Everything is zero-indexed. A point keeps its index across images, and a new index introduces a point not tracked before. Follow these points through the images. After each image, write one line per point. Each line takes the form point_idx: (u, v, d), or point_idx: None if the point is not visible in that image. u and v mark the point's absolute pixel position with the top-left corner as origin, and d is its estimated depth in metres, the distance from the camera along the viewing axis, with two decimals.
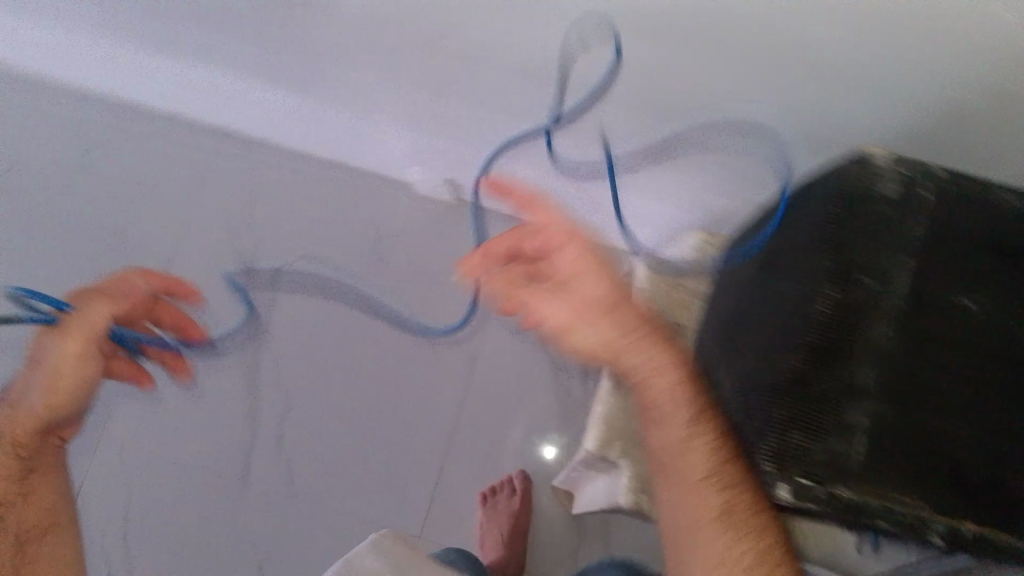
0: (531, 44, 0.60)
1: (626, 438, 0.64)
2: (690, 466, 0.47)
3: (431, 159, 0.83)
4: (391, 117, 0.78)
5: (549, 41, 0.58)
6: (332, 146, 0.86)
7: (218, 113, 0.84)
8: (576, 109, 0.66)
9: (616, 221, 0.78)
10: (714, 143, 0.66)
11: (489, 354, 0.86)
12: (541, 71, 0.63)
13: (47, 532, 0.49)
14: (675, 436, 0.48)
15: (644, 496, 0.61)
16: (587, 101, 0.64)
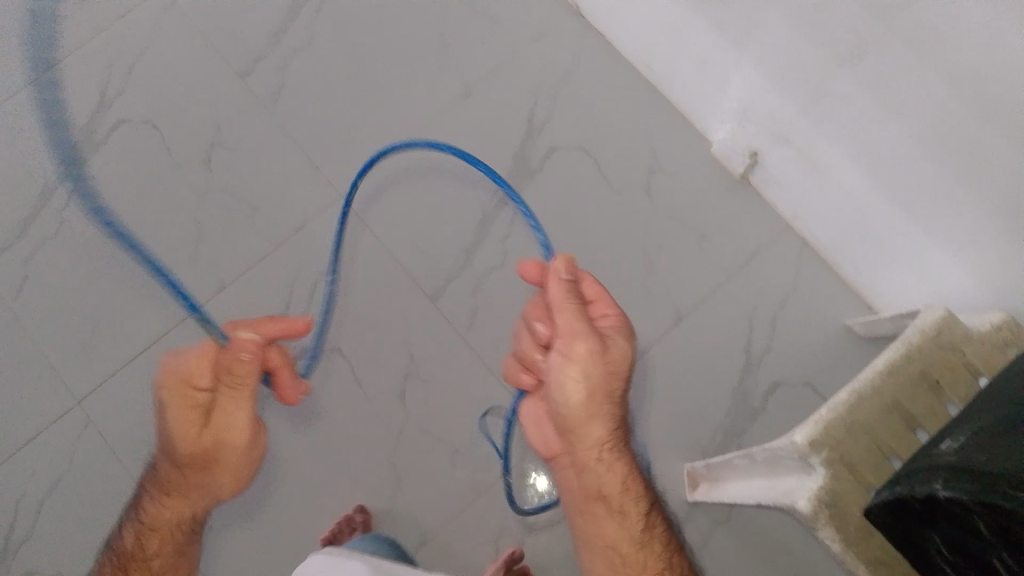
0: (865, 86, 0.66)
1: (839, 449, 0.62)
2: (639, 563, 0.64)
3: (737, 143, 0.90)
4: (713, 80, 0.86)
5: (869, 78, 0.65)
6: (665, 84, 0.96)
7: (588, 16, 0.99)
8: (865, 161, 0.73)
9: (881, 256, 0.82)
10: (977, 257, 0.68)
11: (693, 334, 0.90)
12: (833, 86, 0.69)
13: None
14: (625, 528, 0.65)
15: (826, 513, 0.61)
16: (881, 145, 0.70)
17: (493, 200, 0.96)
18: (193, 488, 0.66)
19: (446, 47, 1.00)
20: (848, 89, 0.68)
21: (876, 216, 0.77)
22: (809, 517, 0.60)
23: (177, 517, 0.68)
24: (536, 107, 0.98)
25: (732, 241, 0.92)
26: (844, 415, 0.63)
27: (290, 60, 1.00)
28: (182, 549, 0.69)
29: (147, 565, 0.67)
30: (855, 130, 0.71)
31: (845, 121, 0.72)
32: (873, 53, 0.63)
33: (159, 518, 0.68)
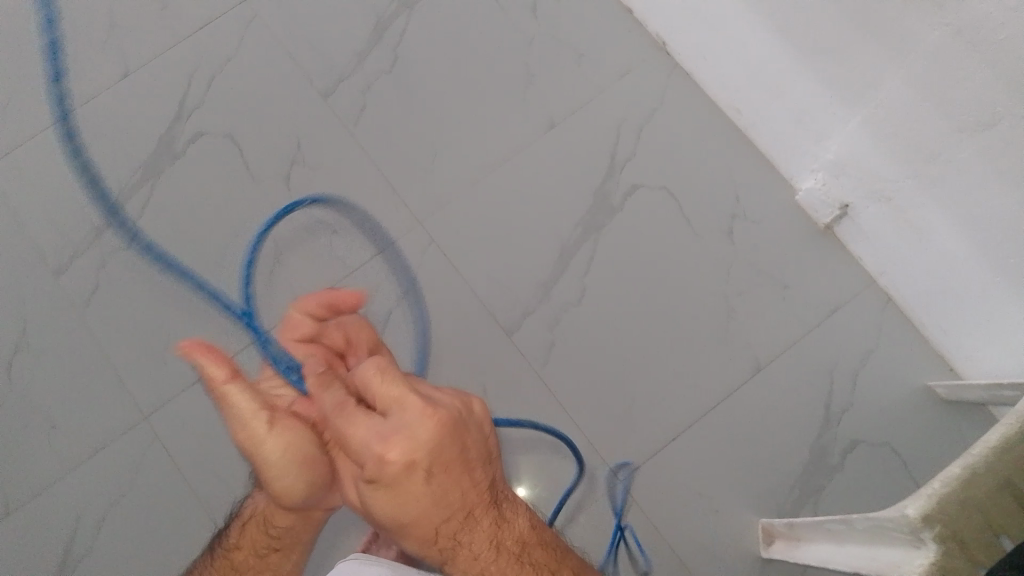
0: (987, 155, 0.65)
1: (947, 525, 0.58)
2: None
3: (825, 194, 0.89)
4: (812, 129, 0.85)
5: (992, 149, 0.65)
6: (750, 130, 0.95)
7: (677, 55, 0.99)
8: (974, 228, 0.72)
9: (971, 324, 0.81)
10: None
11: (772, 384, 0.90)
12: (950, 151, 0.69)
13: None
14: None
15: None
16: (996, 215, 0.69)
17: (573, 235, 0.95)
18: (281, 518, 0.67)
19: (531, 77, 0.99)
20: (967, 158, 0.68)
21: (973, 285, 0.77)
22: None
23: (264, 531, 0.69)
24: (619, 143, 0.97)
25: (813, 294, 0.92)
26: (948, 491, 0.59)
27: (372, 81, 1.00)
28: (261, 557, 0.69)
29: (240, 556, 0.70)
30: (968, 196, 0.71)
31: (958, 188, 0.71)
32: (1002, 127, 0.63)
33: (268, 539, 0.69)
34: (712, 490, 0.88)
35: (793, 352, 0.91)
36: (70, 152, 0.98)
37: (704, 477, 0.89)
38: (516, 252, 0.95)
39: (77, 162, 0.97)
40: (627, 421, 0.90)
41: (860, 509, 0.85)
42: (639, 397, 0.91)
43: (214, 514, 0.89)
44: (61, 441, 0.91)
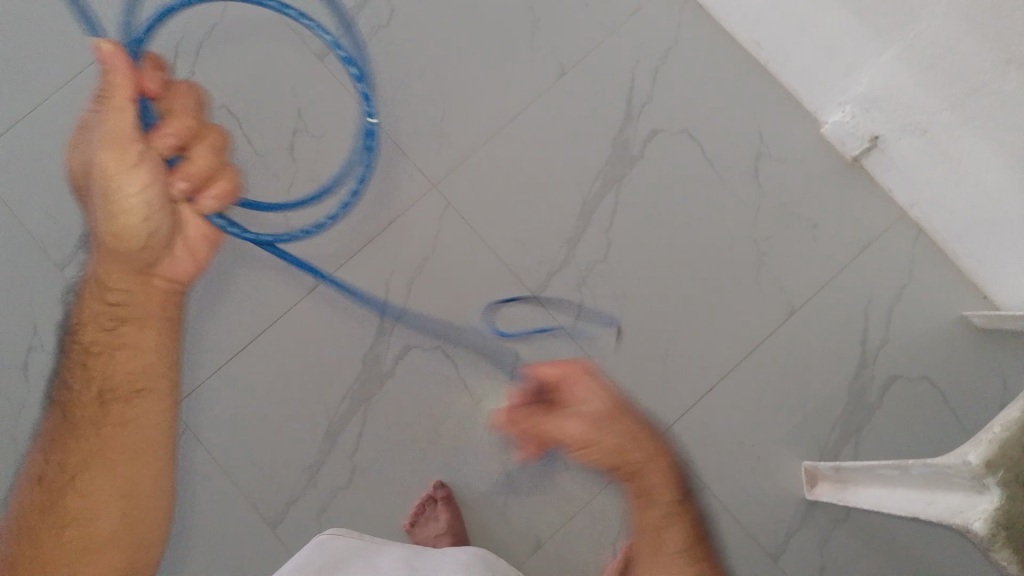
0: None
1: (1016, 469, 0.53)
2: (668, 551, 0.74)
3: (852, 126, 0.87)
4: (845, 58, 0.81)
5: None
6: (774, 62, 0.91)
7: None
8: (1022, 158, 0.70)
9: (1015, 254, 0.79)
10: None
11: (807, 327, 0.90)
12: (992, 79, 0.66)
13: (136, 395, 0.71)
14: (658, 528, 0.76)
15: (1007, 536, 0.52)
16: None
17: (594, 188, 0.92)
18: (118, 280, 0.72)
19: (538, 23, 0.94)
20: (1014, 87, 0.65)
21: (1016, 216, 0.75)
22: (984, 538, 0.52)
23: (103, 302, 0.72)
24: (636, 87, 0.93)
25: (841, 233, 0.91)
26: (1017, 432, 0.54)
27: (370, 37, 0.94)
28: (109, 331, 0.71)
29: (83, 336, 0.71)
30: (1016, 124, 0.68)
31: (1003, 116, 0.68)
32: None
33: (95, 337, 0.71)
34: (758, 435, 0.89)
35: (829, 290, 0.90)
36: (57, 137, 0.93)
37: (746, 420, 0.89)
38: (539, 207, 0.91)
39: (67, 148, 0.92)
40: (666, 370, 0.89)
41: (897, 441, 0.87)
42: (679, 346, 0.90)
43: (256, 498, 0.88)
44: None
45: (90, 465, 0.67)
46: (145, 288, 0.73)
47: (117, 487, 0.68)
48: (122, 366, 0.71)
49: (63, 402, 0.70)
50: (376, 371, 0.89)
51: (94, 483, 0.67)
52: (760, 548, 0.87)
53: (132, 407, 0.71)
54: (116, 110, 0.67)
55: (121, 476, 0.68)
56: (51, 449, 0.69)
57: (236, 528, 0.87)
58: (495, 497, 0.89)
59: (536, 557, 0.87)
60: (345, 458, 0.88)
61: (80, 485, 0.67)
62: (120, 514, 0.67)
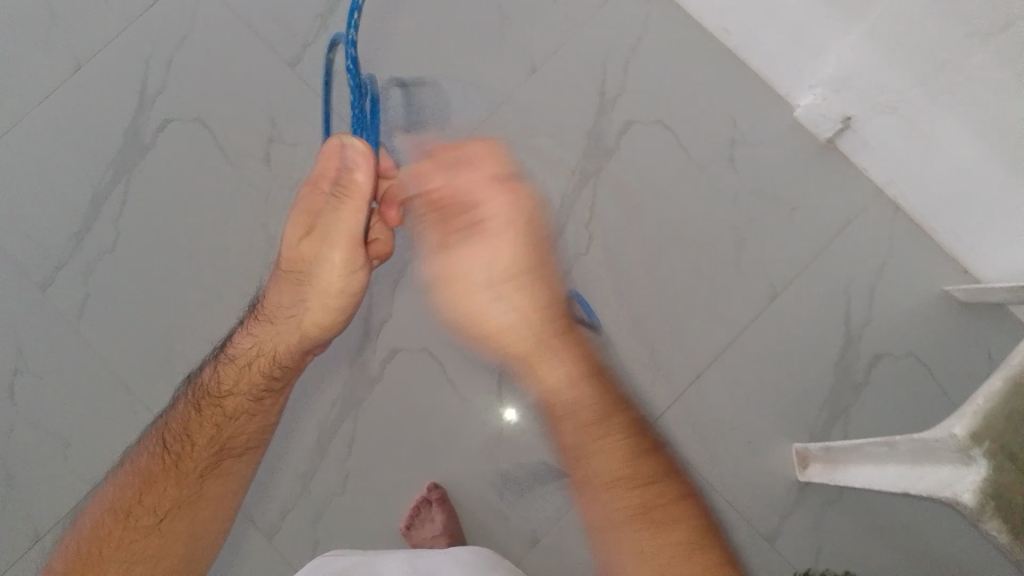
0: (999, 53, 0.63)
1: (1000, 440, 0.53)
2: (608, 465, 0.75)
3: (824, 108, 0.87)
4: (814, 40, 0.82)
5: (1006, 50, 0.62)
6: (744, 48, 0.92)
7: None
8: (994, 132, 0.70)
9: (992, 227, 0.80)
10: None
11: (790, 309, 0.90)
12: (958, 54, 0.67)
13: (237, 455, 0.67)
14: (612, 448, 0.76)
15: (995, 507, 0.52)
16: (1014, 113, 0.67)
17: (572, 183, 0.92)
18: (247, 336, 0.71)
19: (507, 20, 0.94)
20: (979, 61, 0.65)
21: (990, 188, 0.76)
22: (972, 510, 0.52)
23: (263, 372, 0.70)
24: (608, 80, 0.93)
25: (819, 214, 0.91)
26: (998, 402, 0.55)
27: (341, 42, 0.93)
28: (257, 400, 0.70)
29: (230, 402, 0.69)
30: (984, 97, 0.68)
31: (971, 90, 0.69)
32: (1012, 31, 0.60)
33: (243, 400, 0.69)
34: (748, 420, 0.89)
35: (811, 271, 0.91)
36: (32, 159, 0.92)
37: (735, 406, 0.89)
38: None
39: (41, 168, 0.92)
40: (653, 360, 0.90)
41: (885, 419, 0.88)
42: (665, 335, 0.90)
43: (249, 510, 0.87)
44: (79, 460, 0.88)
45: (197, 500, 0.63)
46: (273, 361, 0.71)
47: (198, 522, 0.62)
48: (236, 433, 0.67)
49: (170, 444, 0.66)
50: (364, 377, 0.89)
51: (203, 510, 0.63)
52: (756, 532, 0.87)
53: (241, 462, 0.67)
54: (348, 211, 0.68)
55: (198, 528, 0.62)
56: (144, 489, 0.63)
57: (231, 541, 0.87)
58: (489, 496, 0.89)
59: (533, 554, 0.87)
60: (337, 466, 0.88)
61: (181, 513, 0.62)
62: (189, 549, 0.61)
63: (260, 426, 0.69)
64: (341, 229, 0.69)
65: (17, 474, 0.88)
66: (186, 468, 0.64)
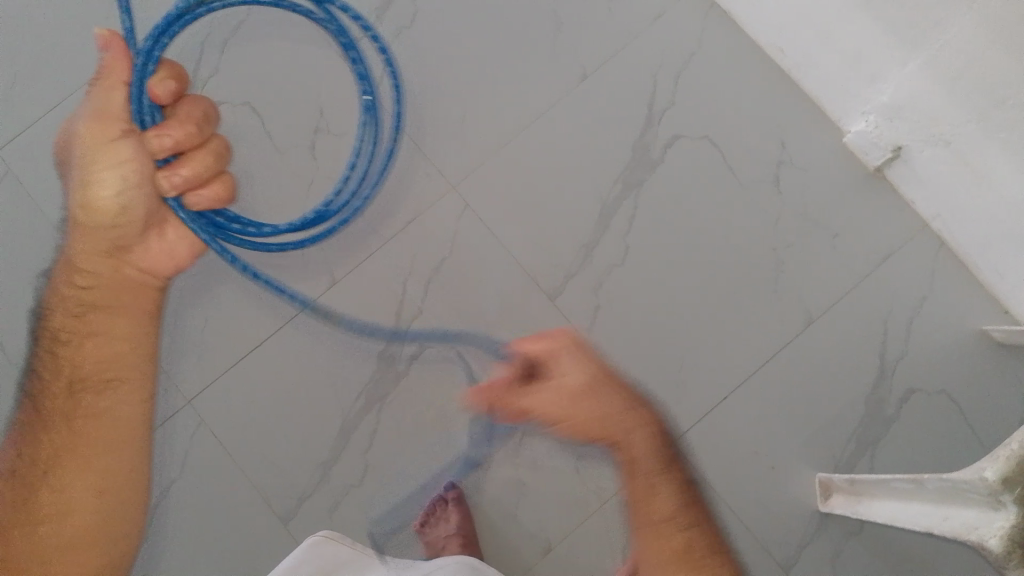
0: None
1: None
2: (659, 507, 0.71)
3: (872, 136, 0.86)
4: (869, 66, 0.81)
5: None
6: (795, 69, 0.91)
7: None
8: None
9: None
10: None
11: (824, 336, 0.89)
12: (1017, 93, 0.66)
13: (119, 380, 0.67)
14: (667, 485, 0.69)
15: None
16: None
17: (613, 193, 0.91)
18: (90, 260, 0.67)
19: (560, 26, 0.94)
20: None
21: None
22: (999, 557, 0.51)
23: (71, 286, 0.67)
24: (657, 92, 0.93)
25: (861, 243, 0.90)
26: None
27: (394, 36, 0.94)
28: (76, 317, 0.67)
29: (52, 321, 0.67)
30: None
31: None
32: None
33: (62, 322, 0.67)
34: (772, 446, 0.88)
35: (849, 300, 0.89)
36: None
37: (759, 430, 0.88)
38: (557, 210, 0.91)
39: None
40: (682, 376, 0.89)
41: (913, 456, 0.86)
42: (695, 352, 0.89)
43: (268, 492, 0.88)
44: None
45: (75, 452, 0.64)
46: (117, 275, 0.68)
47: (95, 476, 0.64)
48: (92, 358, 0.66)
49: (32, 391, 0.66)
50: (391, 370, 0.90)
51: (97, 462, 0.65)
52: (773, 558, 0.86)
53: (107, 397, 0.66)
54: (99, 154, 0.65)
55: (97, 467, 0.65)
56: (22, 442, 0.65)
57: (248, 523, 0.88)
58: (507, 500, 0.89)
59: (546, 561, 0.87)
60: (357, 458, 0.89)
61: (65, 467, 0.64)
62: (97, 513, 0.64)
63: (104, 346, 0.67)
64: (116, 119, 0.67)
65: None
66: (51, 409, 0.65)
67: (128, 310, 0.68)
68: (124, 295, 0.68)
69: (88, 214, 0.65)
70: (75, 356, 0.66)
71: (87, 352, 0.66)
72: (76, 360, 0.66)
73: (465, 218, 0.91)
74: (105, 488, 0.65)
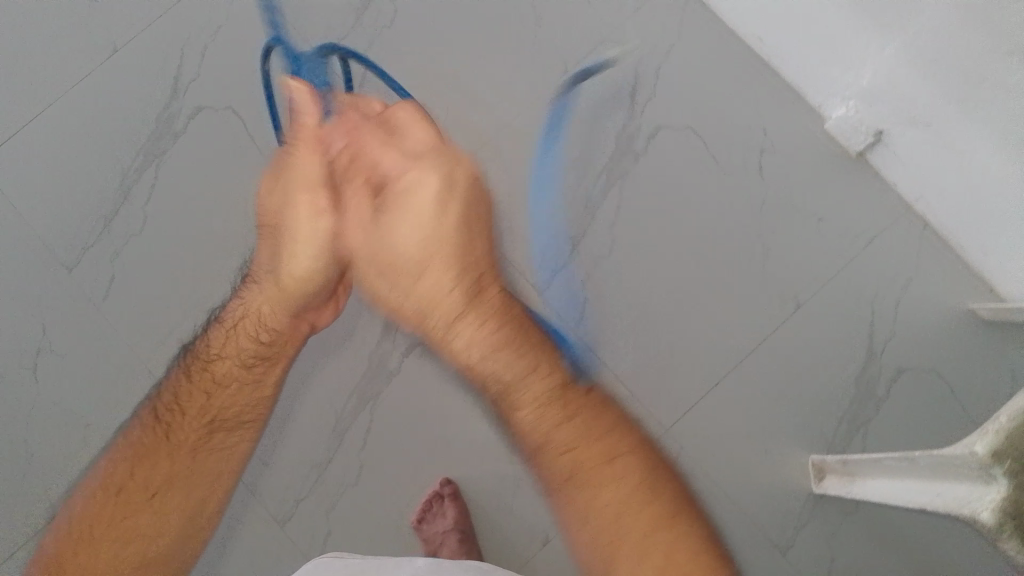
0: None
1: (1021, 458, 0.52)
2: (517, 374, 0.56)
3: (852, 121, 0.87)
4: (847, 50, 0.81)
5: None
6: (774, 57, 0.92)
7: None
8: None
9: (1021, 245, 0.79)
10: None
11: (812, 320, 0.90)
12: (989, 72, 0.67)
13: (243, 425, 0.69)
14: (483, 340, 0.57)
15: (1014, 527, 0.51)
16: None
17: (598, 186, 0.92)
18: (274, 319, 0.68)
19: (539, 21, 0.94)
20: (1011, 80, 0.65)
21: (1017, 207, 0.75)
22: (990, 528, 0.51)
23: (247, 339, 0.69)
24: (639, 84, 0.93)
25: (846, 227, 0.91)
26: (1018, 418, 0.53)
27: (374, 37, 0.94)
28: (246, 367, 0.69)
29: (217, 366, 0.69)
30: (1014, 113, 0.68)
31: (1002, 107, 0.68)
32: None
33: (227, 370, 0.69)
34: (766, 431, 0.89)
35: (836, 283, 0.90)
36: (66, 143, 0.94)
37: (751, 416, 0.89)
38: (543, 204, 0.92)
39: (75, 152, 0.93)
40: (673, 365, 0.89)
41: (905, 436, 0.87)
42: (685, 341, 0.90)
43: (264, 495, 0.88)
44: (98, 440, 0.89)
45: (188, 478, 0.65)
46: (295, 331, 0.70)
47: (186, 500, 0.65)
48: (231, 403, 0.68)
49: (164, 408, 0.68)
50: (383, 368, 0.90)
51: (200, 488, 0.66)
52: (769, 543, 0.87)
53: (235, 436, 0.69)
54: (304, 162, 0.62)
55: (175, 508, 0.64)
56: (135, 465, 0.64)
57: (245, 526, 0.88)
58: (503, 495, 0.89)
59: (546, 554, 0.87)
60: (352, 456, 0.89)
61: (168, 494, 0.64)
62: (182, 530, 0.64)
63: (258, 392, 0.70)
64: (305, 175, 0.62)
65: (37, 448, 0.90)
66: (180, 441, 0.66)
67: (281, 362, 0.71)
68: (292, 350, 0.71)
69: (294, 284, 0.66)
70: (219, 400, 0.68)
71: (227, 399, 0.68)
72: (217, 406, 0.68)
73: None
74: (196, 510, 0.66)
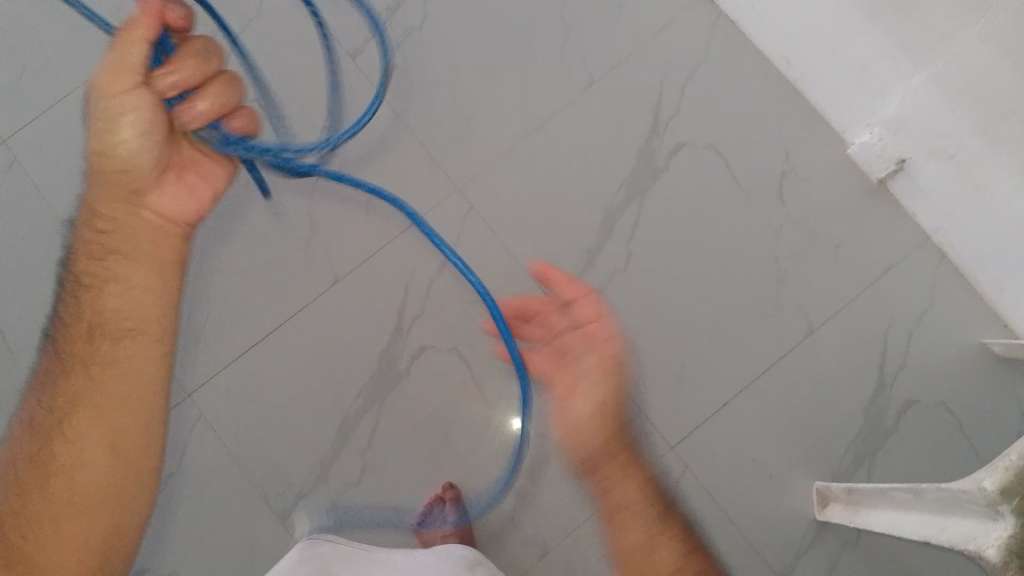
0: None
1: None
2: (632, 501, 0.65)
3: (874, 149, 0.87)
4: (873, 79, 0.82)
5: None
6: (799, 82, 0.92)
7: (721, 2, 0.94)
8: None
9: None
10: None
11: (824, 346, 0.90)
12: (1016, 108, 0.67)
13: (131, 333, 0.59)
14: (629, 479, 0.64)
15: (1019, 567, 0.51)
16: None
17: (617, 200, 0.92)
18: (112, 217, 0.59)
19: (567, 32, 0.95)
20: None
21: None
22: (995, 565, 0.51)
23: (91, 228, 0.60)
24: (663, 101, 0.93)
25: (863, 255, 0.91)
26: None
27: (402, 40, 0.95)
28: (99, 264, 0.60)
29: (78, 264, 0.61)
30: None
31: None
32: None
33: (87, 267, 0.60)
34: (771, 455, 0.88)
35: (849, 310, 0.90)
36: None
37: (757, 438, 0.89)
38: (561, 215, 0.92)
39: None
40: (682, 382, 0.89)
41: (911, 467, 0.86)
42: (696, 359, 0.90)
43: (265, 489, 0.88)
44: None
45: (88, 401, 0.58)
46: (132, 220, 0.59)
47: (103, 429, 0.57)
48: (115, 308, 0.59)
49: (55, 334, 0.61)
50: (392, 369, 0.90)
51: (112, 412, 0.58)
52: (769, 567, 0.86)
53: (127, 346, 0.59)
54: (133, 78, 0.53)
55: (86, 437, 0.57)
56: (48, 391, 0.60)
57: (243, 518, 0.88)
58: (504, 502, 0.89)
59: (544, 565, 0.87)
60: (356, 455, 0.89)
61: (80, 416, 0.58)
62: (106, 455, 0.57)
63: (133, 292, 0.59)
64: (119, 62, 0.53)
65: None
66: (77, 357, 0.59)
67: (146, 261, 0.60)
68: (151, 245, 0.60)
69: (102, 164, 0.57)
70: (109, 304, 0.59)
71: (111, 302, 0.59)
72: (105, 313, 0.59)
73: (470, 220, 0.92)
74: (119, 439, 0.58)
